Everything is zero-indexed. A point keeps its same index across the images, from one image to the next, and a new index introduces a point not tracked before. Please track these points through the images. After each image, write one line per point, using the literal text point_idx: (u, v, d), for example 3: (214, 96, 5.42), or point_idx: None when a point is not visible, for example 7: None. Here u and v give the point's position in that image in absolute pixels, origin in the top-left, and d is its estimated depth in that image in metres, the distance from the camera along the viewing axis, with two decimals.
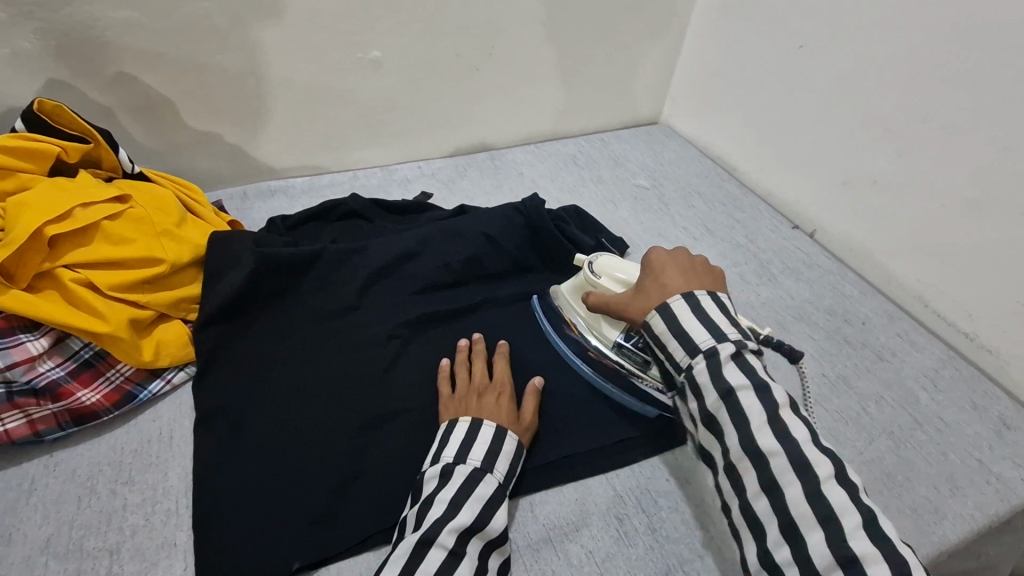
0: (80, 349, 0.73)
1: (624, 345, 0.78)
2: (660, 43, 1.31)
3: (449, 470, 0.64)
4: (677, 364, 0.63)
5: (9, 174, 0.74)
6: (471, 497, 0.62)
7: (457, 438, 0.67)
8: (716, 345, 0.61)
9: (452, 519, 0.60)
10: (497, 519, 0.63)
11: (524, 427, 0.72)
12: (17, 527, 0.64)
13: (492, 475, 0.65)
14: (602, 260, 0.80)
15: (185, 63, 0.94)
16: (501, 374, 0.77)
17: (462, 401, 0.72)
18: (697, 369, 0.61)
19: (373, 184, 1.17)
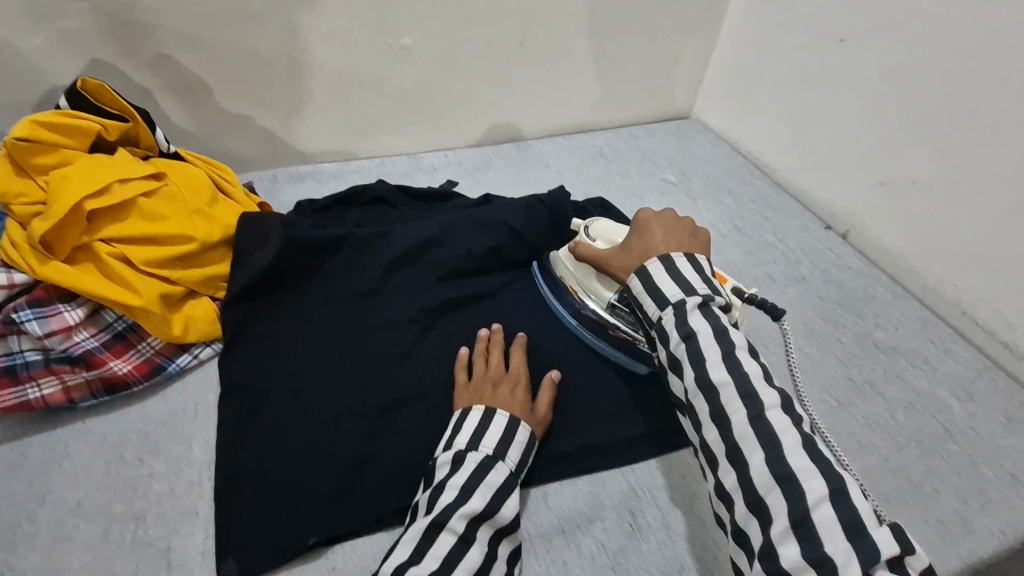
0: (113, 321, 0.75)
1: (617, 306, 0.79)
2: (696, 34, 1.28)
3: (461, 457, 0.64)
4: (648, 318, 0.64)
5: (50, 149, 0.76)
6: (483, 484, 0.62)
7: (470, 425, 0.67)
8: (684, 298, 0.61)
9: (463, 505, 0.60)
10: (509, 507, 0.63)
11: (538, 419, 0.72)
12: (51, 489, 0.67)
13: (503, 463, 0.65)
14: (596, 224, 0.81)
15: (221, 46, 0.95)
16: (517, 364, 0.76)
17: (477, 390, 0.72)
18: (665, 320, 0.62)
19: (400, 171, 1.18)
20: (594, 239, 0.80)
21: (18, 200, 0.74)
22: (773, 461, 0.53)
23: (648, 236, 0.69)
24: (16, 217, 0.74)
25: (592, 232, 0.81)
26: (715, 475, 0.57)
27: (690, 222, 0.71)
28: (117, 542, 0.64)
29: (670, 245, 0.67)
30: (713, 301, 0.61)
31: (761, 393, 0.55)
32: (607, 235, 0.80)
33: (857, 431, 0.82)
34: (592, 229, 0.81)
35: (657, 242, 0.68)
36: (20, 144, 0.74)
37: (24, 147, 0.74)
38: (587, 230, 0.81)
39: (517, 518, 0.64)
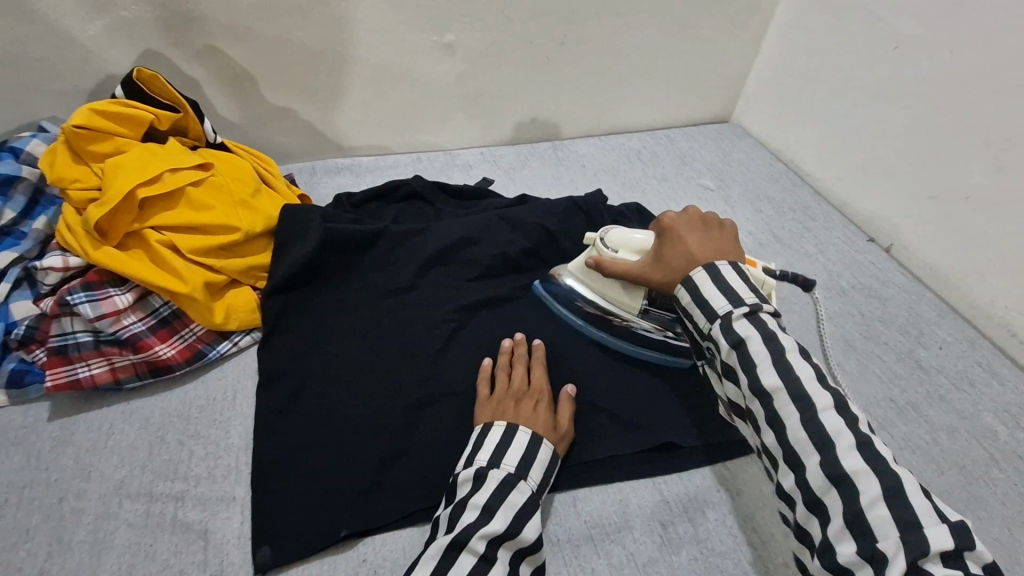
0: (159, 306, 0.78)
1: (648, 306, 0.80)
2: (742, 37, 1.26)
3: (483, 474, 0.64)
4: (699, 329, 0.64)
5: (106, 137, 0.78)
6: (504, 504, 0.62)
7: (492, 443, 0.67)
8: (731, 310, 0.61)
9: (485, 525, 0.60)
10: (532, 527, 0.62)
11: (560, 435, 0.71)
12: (97, 465, 0.70)
13: (525, 482, 0.65)
14: (611, 233, 0.79)
15: (269, 39, 0.97)
16: (540, 378, 0.76)
17: (499, 405, 0.72)
18: (714, 330, 0.62)
19: (436, 168, 1.19)
20: (614, 249, 0.78)
21: (74, 185, 0.77)
22: (829, 464, 0.53)
23: (680, 240, 0.70)
24: (72, 202, 0.77)
25: (610, 243, 0.78)
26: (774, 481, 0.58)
27: (710, 215, 0.72)
28: (157, 523, 0.66)
29: (705, 246, 0.68)
30: (762, 307, 0.61)
31: (788, 400, 0.56)
32: (627, 243, 0.77)
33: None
34: (609, 238, 0.79)
35: (693, 246, 0.68)
36: (78, 132, 0.76)
37: (82, 134, 0.77)
38: (603, 242, 0.79)
39: (540, 538, 0.63)
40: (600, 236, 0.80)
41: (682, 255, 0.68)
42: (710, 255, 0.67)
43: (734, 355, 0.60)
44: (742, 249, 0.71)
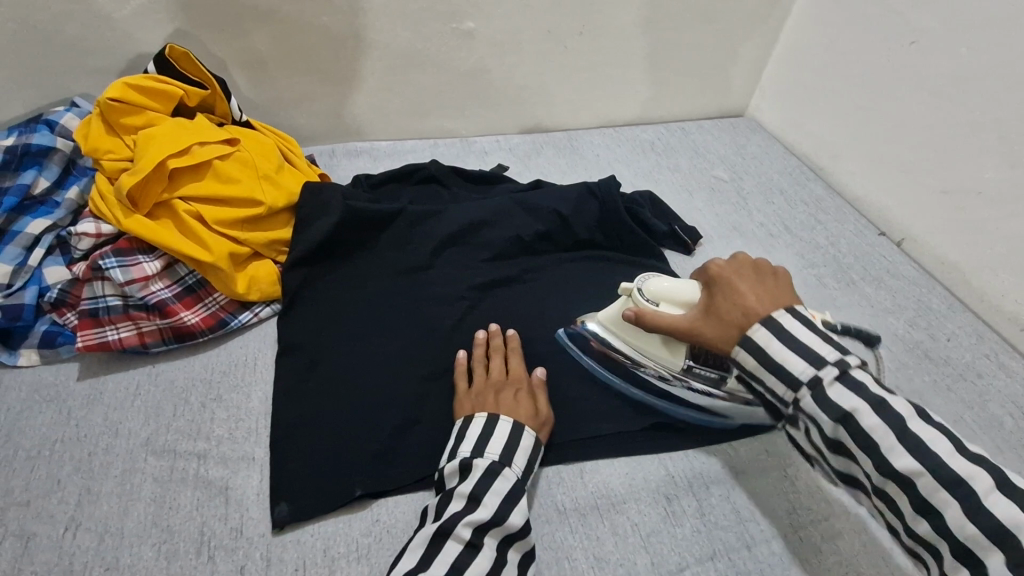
0: (185, 275, 0.81)
1: (694, 366, 0.74)
2: (759, 31, 1.26)
3: (468, 464, 0.65)
4: (781, 399, 0.59)
5: (138, 111, 0.81)
6: (490, 491, 0.63)
7: (474, 433, 0.68)
8: (818, 373, 0.57)
9: (472, 513, 0.61)
10: (518, 513, 0.63)
11: (543, 421, 0.72)
12: (124, 423, 0.73)
13: (510, 469, 0.65)
14: (649, 282, 0.74)
15: (293, 22, 0.99)
16: (517, 368, 0.76)
17: (479, 397, 0.72)
18: (804, 402, 0.58)
19: (452, 154, 1.21)
20: (655, 302, 0.72)
21: (108, 156, 0.80)
22: None
23: (734, 294, 0.64)
24: (105, 172, 0.80)
25: (649, 294, 0.73)
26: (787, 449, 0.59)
27: (766, 262, 0.67)
28: (181, 478, 0.69)
29: (764, 298, 0.62)
30: (850, 363, 0.57)
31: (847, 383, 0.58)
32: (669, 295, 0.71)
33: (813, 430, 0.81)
34: (648, 288, 0.73)
35: (749, 296, 0.63)
36: (112, 105, 0.80)
37: (116, 107, 0.80)
38: (642, 292, 0.73)
39: (527, 524, 0.63)
40: (637, 286, 0.74)
41: (739, 308, 0.62)
42: (771, 308, 0.61)
43: (841, 431, 0.56)
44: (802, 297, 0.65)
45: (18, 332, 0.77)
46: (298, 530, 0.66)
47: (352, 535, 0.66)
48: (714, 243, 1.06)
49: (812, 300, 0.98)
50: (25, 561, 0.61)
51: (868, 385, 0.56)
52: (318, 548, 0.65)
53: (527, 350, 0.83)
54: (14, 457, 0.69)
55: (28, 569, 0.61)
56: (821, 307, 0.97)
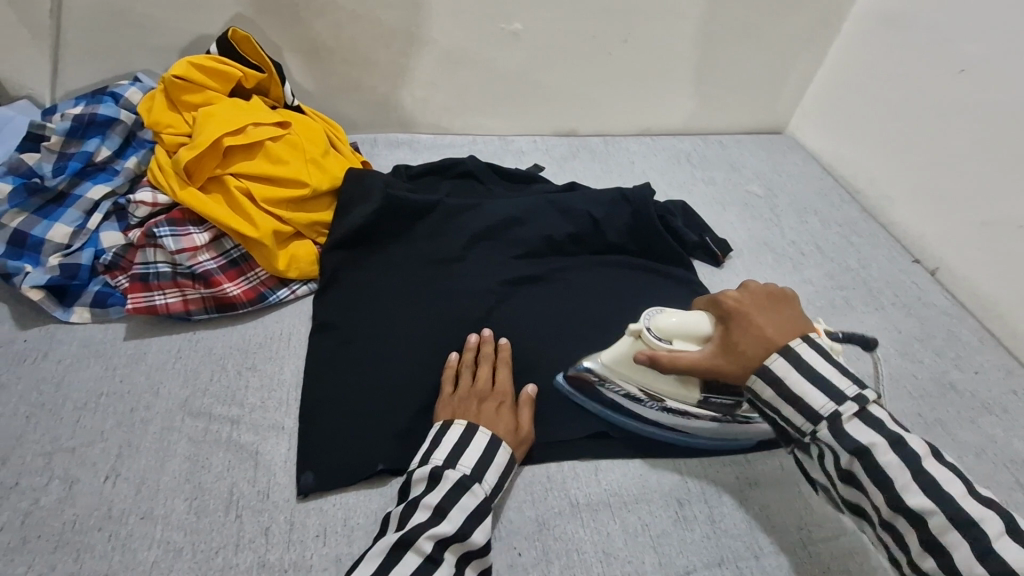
0: (230, 249, 0.85)
1: (709, 397, 0.72)
2: (805, 49, 1.26)
3: (438, 474, 0.64)
4: (800, 429, 0.62)
5: (198, 90, 0.85)
6: (456, 506, 0.62)
7: (448, 442, 0.67)
8: (837, 409, 0.60)
9: (434, 527, 0.60)
10: (481, 531, 0.62)
11: (521, 439, 0.72)
12: (164, 383, 0.77)
13: (479, 486, 0.65)
14: (658, 319, 0.70)
15: (348, 14, 1.03)
16: (504, 382, 0.76)
17: (462, 404, 0.72)
18: (822, 433, 0.60)
19: (489, 151, 1.23)
20: (668, 341, 0.69)
21: (167, 131, 0.85)
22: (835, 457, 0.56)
23: (752, 325, 0.65)
24: (165, 145, 0.85)
25: (661, 333, 0.69)
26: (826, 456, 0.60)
27: (773, 291, 0.69)
28: (214, 440, 0.72)
29: (779, 330, 0.64)
30: (867, 398, 0.60)
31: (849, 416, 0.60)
32: (682, 333, 0.68)
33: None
34: (658, 328, 0.69)
35: (769, 331, 0.64)
36: (176, 82, 0.84)
37: (179, 84, 0.84)
38: (651, 331, 0.69)
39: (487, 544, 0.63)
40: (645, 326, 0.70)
41: (759, 341, 0.64)
42: (788, 341, 0.63)
43: (859, 467, 0.58)
44: (810, 321, 0.68)
45: (73, 290, 0.82)
46: (320, 499, 0.69)
47: (371, 508, 0.69)
48: (743, 257, 1.06)
49: (838, 322, 0.98)
50: (68, 503, 0.65)
51: (887, 422, 0.59)
52: (338, 518, 0.67)
53: (550, 347, 0.85)
54: (63, 406, 0.73)
55: (70, 511, 0.65)
56: (847, 329, 0.97)
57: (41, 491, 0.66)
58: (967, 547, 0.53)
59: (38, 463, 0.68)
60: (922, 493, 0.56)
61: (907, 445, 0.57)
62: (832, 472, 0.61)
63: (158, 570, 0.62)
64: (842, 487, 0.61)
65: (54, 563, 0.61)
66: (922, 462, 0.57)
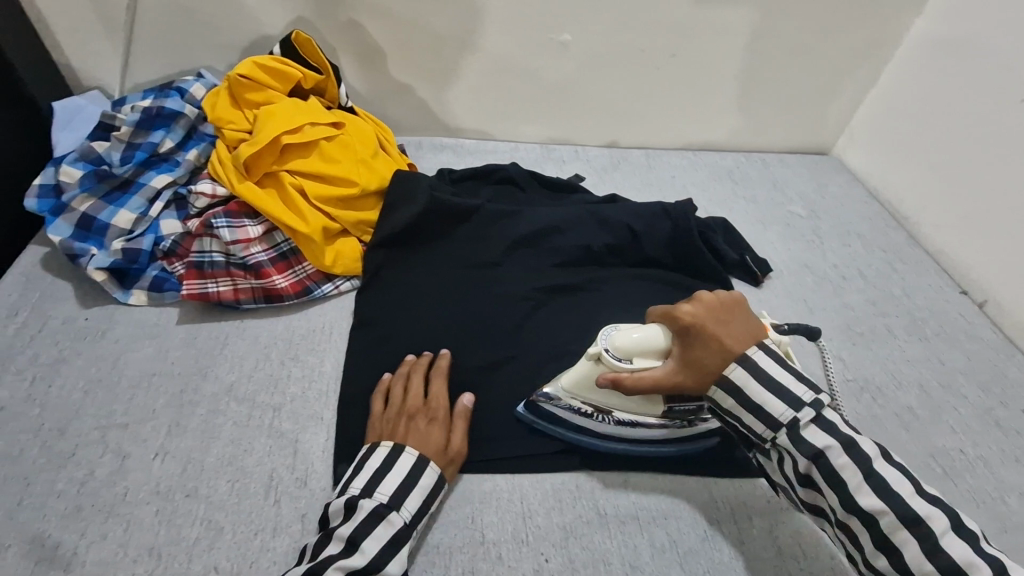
0: (280, 242, 0.88)
1: (672, 406, 0.72)
2: (857, 70, 1.24)
3: (353, 504, 0.64)
4: (758, 434, 0.63)
5: (260, 89, 0.89)
6: (370, 536, 0.62)
7: (368, 469, 0.67)
8: (796, 415, 0.61)
9: (345, 559, 0.60)
10: (398, 561, 0.62)
11: (451, 456, 0.71)
12: (213, 367, 0.80)
13: (398, 514, 0.64)
14: (614, 339, 0.69)
15: (402, 20, 1.05)
16: (438, 400, 0.75)
17: (392, 423, 0.72)
18: (781, 440, 0.61)
19: (531, 159, 1.25)
20: (628, 359, 0.69)
21: (229, 126, 0.89)
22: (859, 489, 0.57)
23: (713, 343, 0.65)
24: (226, 140, 0.89)
25: (621, 353, 0.69)
26: (792, 464, 0.62)
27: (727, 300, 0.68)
28: (256, 425, 0.75)
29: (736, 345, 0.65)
30: (822, 403, 0.62)
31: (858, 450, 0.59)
32: (639, 347, 0.68)
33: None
34: (615, 348, 0.69)
35: (726, 343, 0.65)
36: (240, 81, 0.88)
37: (243, 83, 0.88)
38: (611, 352, 0.69)
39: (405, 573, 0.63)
40: (603, 347, 0.70)
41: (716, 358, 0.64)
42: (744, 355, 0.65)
43: (818, 470, 0.60)
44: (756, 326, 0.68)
45: (132, 274, 0.86)
46: None
47: None
48: (783, 278, 1.05)
49: (879, 349, 0.96)
50: (120, 476, 0.69)
51: (839, 425, 0.61)
52: None
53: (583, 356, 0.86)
54: (118, 382, 0.77)
55: (122, 483, 0.68)
56: (887, 357, 0.95)
57: (96, 463, 0.70)
58: (916, 545, 0.55)
59: (94, 436, 0.72)
60: (873, 495, 0.57)
61: (858, 447, 0.59)
62: (792, 475, 0.62)
63: (200, 547, 0.64)
64: (802, 490, 0.63)
65: (106, 532, 0.65)
66: (873, 464, 0.58)
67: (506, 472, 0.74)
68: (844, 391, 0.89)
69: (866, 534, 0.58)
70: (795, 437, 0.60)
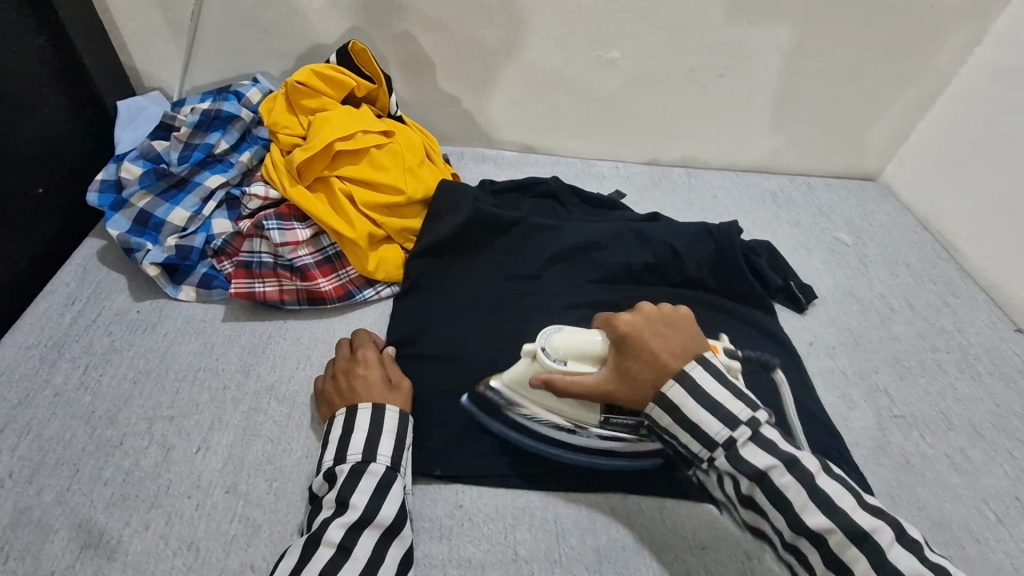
0: (326, 246, 0.90)
1: (610, 417, 0.71)
2: (912, 97, 1.20)
3: (333, 472, 0.66)
4: (696, 455, 0.61)
5: (316, 96, 0.92)
6: (357, 491, 0.64)
7: (334, 439, 0.69)
8: (733, 434, 0.59)
9: (339, 516, 0.62)
10: (389, 505, 0.64)
11: (402, 391, 0.74)
12: (257, 365, 0.82)
13: (376, 463, 0.66)
14: (553, 339, 0.70)
15: (453, 32, 1.07)
16: (364, 348, 0.78)
17: (337, 392, 0.74)
18: (718, 462, 0.59)
19: (572, 174, 1.25)
20: (562, 361, 0.69)
21: (284, 131, 0.92)
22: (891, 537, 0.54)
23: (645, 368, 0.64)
24: (281, 144, 0.92)
25: (556, 354, 0.69)
26: (735, 485, 0.60)
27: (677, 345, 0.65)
28: (295, 425, 0.76)
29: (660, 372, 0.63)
30: (760, 420, 0.60)
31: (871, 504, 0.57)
32: (575, 352, 0.68)
33: (914, 516, 0.77)
34: (552, 348, 0.69)
35: (662, 356, 0.63)
36: (299, 88, 0.91)
37: (300, 90, 0.92)
38: (547, 354, 0.69)
39: (402, 511, 0.65)
40: (541, 347, 0.69)
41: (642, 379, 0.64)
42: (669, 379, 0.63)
43: (759, 491, 0.58)
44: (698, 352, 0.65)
45: (183, 269, 0.89)
46: None
47: (436, 512, 0.71)
48: (828, 306, 1.03)
49: (928, 386, 0.92)
50: (164, 467, 0.71)
51: (777, 444, 0.59)
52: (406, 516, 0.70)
53: None
54: (166, 374, 0.79)
55: (165, 475, 0.70)
56: (937, 395, 0.91)
57: (141, 453, 0.72)
58: (864, 560, 0.54)
59: (141, 427, 0.74)
60: (819, 511, 0.56)
61: (801, 464, 0.58)
62: (734, 495, 0.61)
63: (238, 544, 0.65)
64: (745, 511, 0.61)
65: (148, 523, 0.66)
66: (814, 478, 0.57)
67: (540, 489, 0.74)
68: (890, 427, 0.86)
69: (815, 550, 0.56)
70: (734, 458, 0.58)
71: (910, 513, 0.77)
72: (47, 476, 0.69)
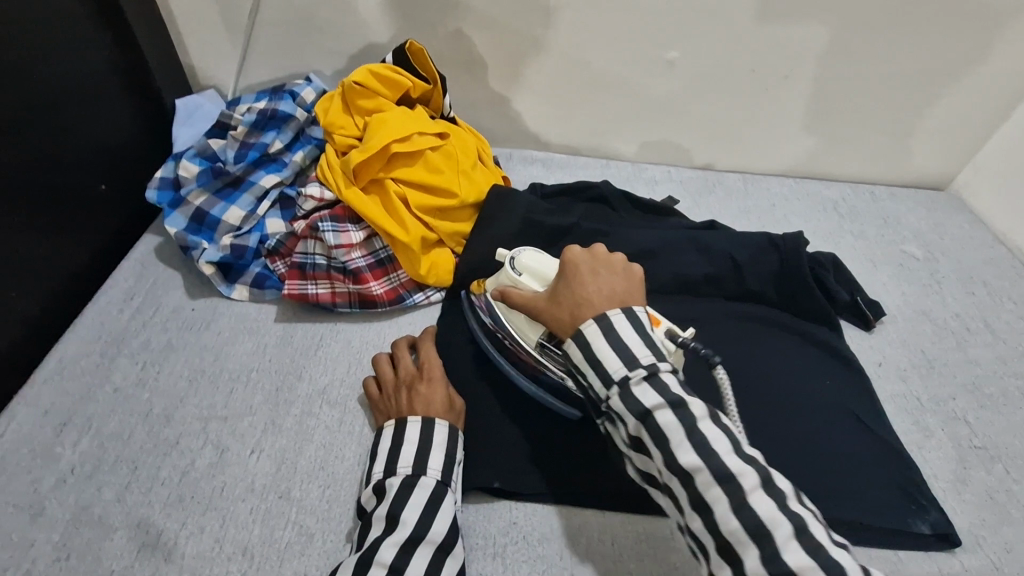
0: (379, 249, 0.89)
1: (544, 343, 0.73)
2: (991, 103, 1.12)
3: (382, 485, 0.65)
4: (598, 395, 0.59)
5: (372, 96, 0.91)
6: (405, 507, 0.62)
7: (383, 451, 0.68)
8: (627, 375, 0.56)
9: (391, 534, 0.59)
10: (439, 523, 0.62)
11: (456, 412, 0.72)
12: (310, 367, 0.81)
13: (426, 478, 0.65)
14: (523, 255, 0.76)
15: (506, 31, 1.04)
16: (429, 364, 0.75)
17: (391, 403, 0.73)
18: (615, 403, 0.57)
19: (623, 177, 1.21)
20: (520, 273, 0.75)
21: (339, 132, 0.92)
22: None
23: (578, 284, 0.64)
24: (335, 144, 0.91)
25: (518, 266, 0.75)
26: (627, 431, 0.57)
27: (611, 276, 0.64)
28: (347, 431, 0.75)
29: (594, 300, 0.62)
30: (659, 369, 0.57)
31: None
32: (534, 271, 0.74)
33: (1002, 559, 0.72)
34: (519, 260, 0.75)
35: (592, 291, 0.63)
36: (355, 88, 0.90)
37: (356, 90, 0.91)
38: (512, 262, 0.76)
39: (452, 530, 0.63)
40: (510, 257, 0.77)
41: (573, 303, 0.63)
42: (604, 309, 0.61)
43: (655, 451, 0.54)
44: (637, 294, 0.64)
45: (237, 268, 0.89)
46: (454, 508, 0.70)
47: (493, 527, 0.69)
48: (898, 325, 0.97)
49: (1011, 414, 0.86)
50: (219, 469, 0.70)
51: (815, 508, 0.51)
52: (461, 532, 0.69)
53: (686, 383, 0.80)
54: (220, 374, 0.79)
55: (220, 477, 0.70)
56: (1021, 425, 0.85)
57: (197, 453, 0.72)
58: None
59: (197, 427, 0.74)
60: None
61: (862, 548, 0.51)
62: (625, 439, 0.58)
63: (292, 552, 0.65)
64: (637, 457, 0.58)
65: (203, 526, 0.66)
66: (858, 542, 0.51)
67: (596, 509, 0.71)
68: (970, 459, 0.81)
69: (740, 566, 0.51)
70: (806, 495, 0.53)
71: (997, 555, 0.72)
72: (106, 474, 0.70)
